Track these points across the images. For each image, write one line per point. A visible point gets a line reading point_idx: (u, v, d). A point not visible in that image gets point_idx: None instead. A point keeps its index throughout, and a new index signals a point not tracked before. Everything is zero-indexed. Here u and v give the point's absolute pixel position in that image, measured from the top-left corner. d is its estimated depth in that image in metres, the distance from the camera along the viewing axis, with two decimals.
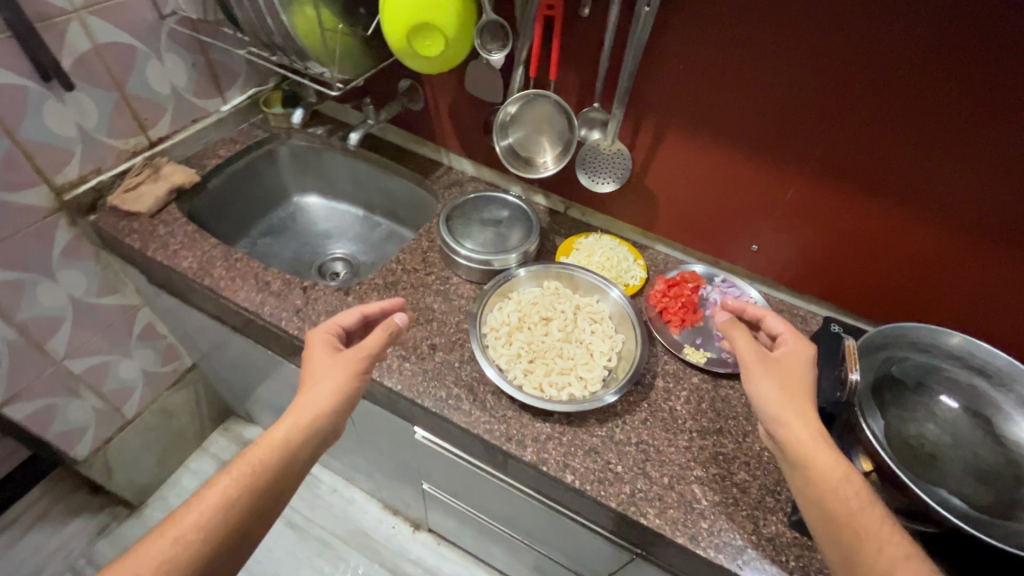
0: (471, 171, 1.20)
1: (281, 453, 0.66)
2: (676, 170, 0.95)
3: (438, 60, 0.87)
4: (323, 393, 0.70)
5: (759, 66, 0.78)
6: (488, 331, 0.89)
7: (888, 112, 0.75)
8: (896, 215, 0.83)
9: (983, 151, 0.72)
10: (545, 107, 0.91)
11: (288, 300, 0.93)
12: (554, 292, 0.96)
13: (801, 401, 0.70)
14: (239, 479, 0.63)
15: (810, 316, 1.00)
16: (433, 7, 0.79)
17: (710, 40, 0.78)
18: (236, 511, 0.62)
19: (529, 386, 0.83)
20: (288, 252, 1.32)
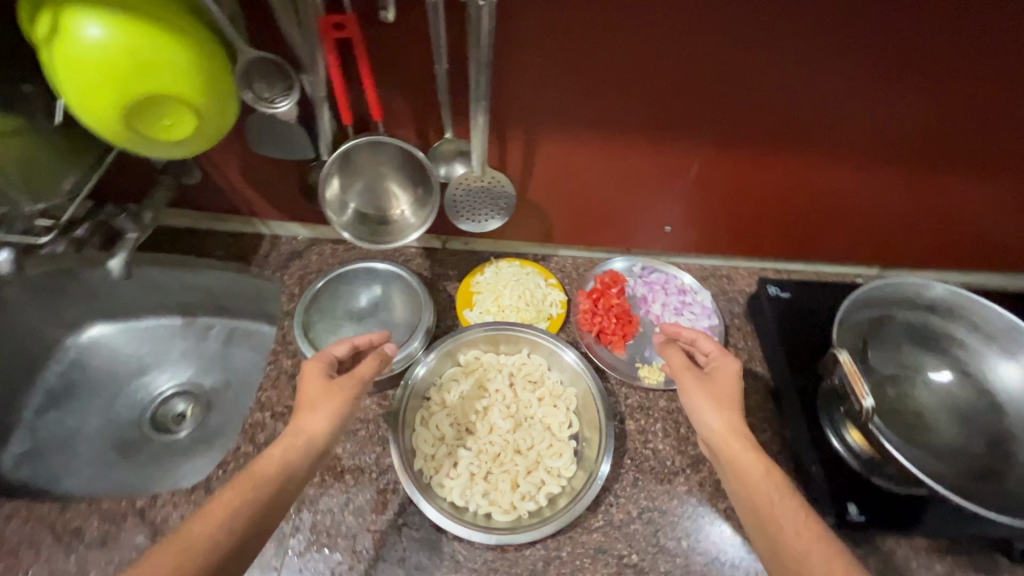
0: (306, 234, 0.91)
1: (279, 477, 0.54)
2: (561, 174, 0.77)
3: (193, 142, 0.57)
4: (317, 416, 0.58)
5: (629, 41, 0.60)
6: (422, 462, 0.69)
7: (786, 62, 0.62)
8: (803, 160, 0.75)
9: (886, 78, 0.63)
10: (372, 153, 0.67)
11: (123, 542, 0.63)
12: (477, 367, 0.77)
13: (729, 411, 0.61)
14: (242, 496, 0.51)
15: (733, 274, 0.93)
16: (140, 69, 0.48)
17: (561, 19, 0.58)
18: (238, 530, 0.49)
19: (499, 514, 0.67)
20: (95, 417, 0.94)
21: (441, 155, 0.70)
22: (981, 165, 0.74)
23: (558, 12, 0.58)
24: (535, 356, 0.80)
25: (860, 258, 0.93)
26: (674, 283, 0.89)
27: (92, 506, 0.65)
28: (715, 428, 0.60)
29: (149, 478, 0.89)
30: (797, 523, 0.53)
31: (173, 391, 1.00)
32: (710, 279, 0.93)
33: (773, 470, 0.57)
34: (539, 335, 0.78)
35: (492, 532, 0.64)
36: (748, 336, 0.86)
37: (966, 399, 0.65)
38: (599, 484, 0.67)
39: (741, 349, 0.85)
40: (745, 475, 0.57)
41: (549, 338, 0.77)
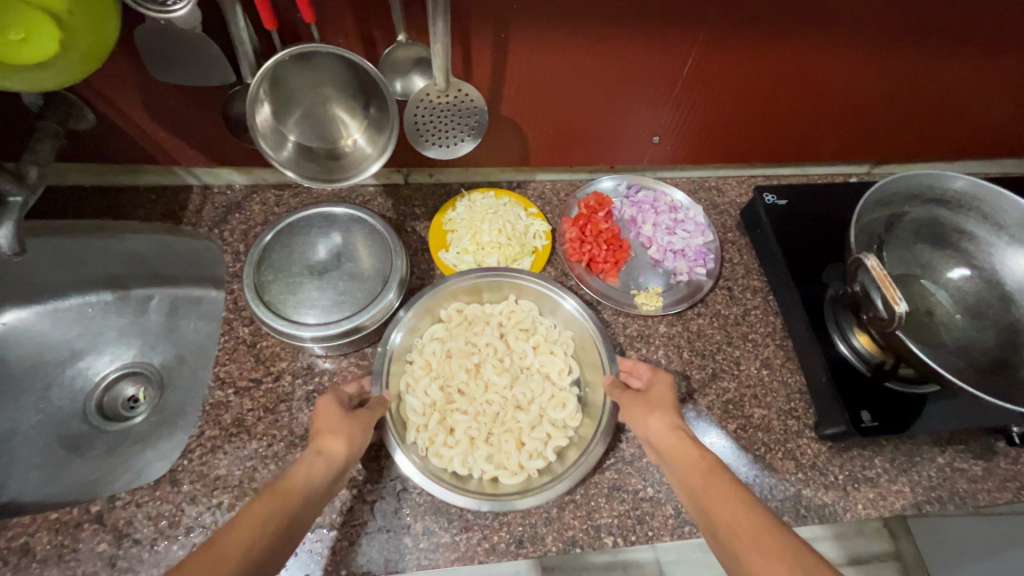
0: (242, 181, 0.78)
1: (304, 496, 0.47)
2: (534, 84, 0.67)
3: (61, 70, 0.43)
4: (339, 440, 0.53)
5: None
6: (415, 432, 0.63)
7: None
8: (806, 49, 0.67)
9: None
10: (309, 67, 0.54)
11: (84, 552, 0.55)
12: (462, 321, 0.71)
13: (666, 412, 0.56)
14: (268, 506, 0.44)
15: (722, 185, 0.87)
16: None
17: None
18: (271, 538, 0.42)
19: (507, 478, 0.61)
20: (29, 414, 0.82)
21: (394, 66, 0.58)
22: (992, 39, 0.67)
23: None
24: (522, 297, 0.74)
25: (850, 156, 0.88)
26: (664, 200, 0.82)
27: (38, 517, 0.56)
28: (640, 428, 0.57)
29: (109, 472, 0.80)
30: (726, 497, 0.47)
31: (118, 374, 0.89)
32: (699, 193, 0.86)
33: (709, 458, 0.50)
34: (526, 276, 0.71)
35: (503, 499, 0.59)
36: (743, 250, 0.81)
37: (975, 291, 0.63)
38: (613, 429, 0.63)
39: (737, 265, 0.80)
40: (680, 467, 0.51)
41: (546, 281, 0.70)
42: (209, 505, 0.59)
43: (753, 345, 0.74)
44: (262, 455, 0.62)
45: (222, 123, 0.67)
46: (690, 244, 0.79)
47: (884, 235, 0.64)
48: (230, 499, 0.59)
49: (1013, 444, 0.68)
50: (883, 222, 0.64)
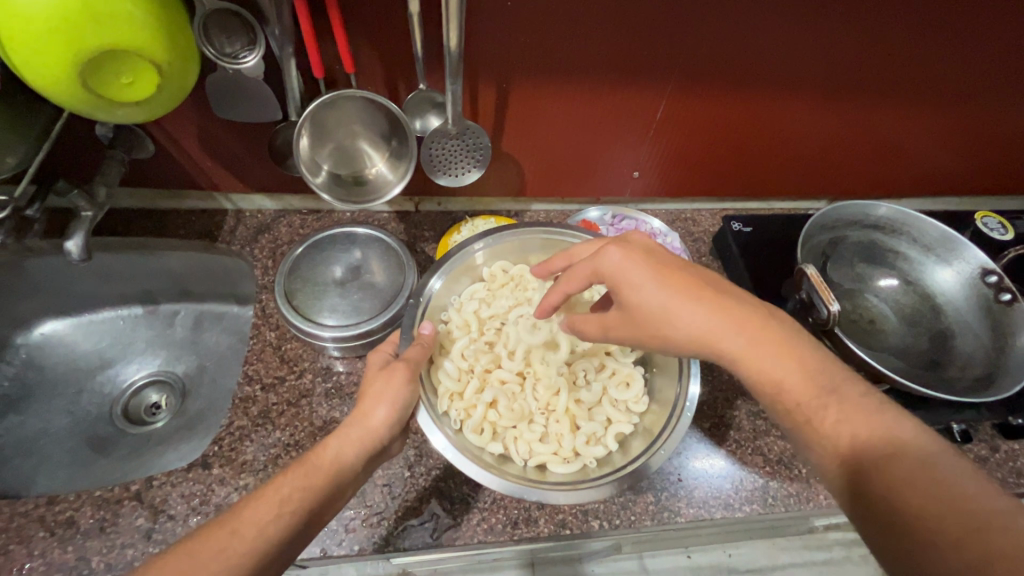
0: (272, 206, 0.89)
1: (337, 470, 0.54)
2: (531, 124, 0.79)
3: (155, 104, 0.54)
4: (379, 409, 0.58)
5: None
6: (449, 400, 0.68)
7: (741, 9, 0.65)
8: (759, 101, 0.79)
9: (834, 16, 0.67)
10: (341, 107, 0.65)
11: (123, 524, 0.62)
12: (506, 279, 0.78)
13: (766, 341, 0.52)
14: (294, 484, 0.51)
15: (696, 216, 0.99)
16: (97, 25, 0.45)
17: None
18: (303, 509, 0.50)
19: (559, 466, 0.66)
20: (61, 416, 0.89)
21: (415, 110, 0.70)
22: (914, 95, 0.80)
23: None
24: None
25: (808, 192, 1.00)
26: (644, 228, 0.93)
27: (83, 495, 0.63)
28: (695, 327, 0.53)
29: (132, 470, 0.86)
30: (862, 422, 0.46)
31: (144, 382, 0.96)
32: (675, 222, 0.97)
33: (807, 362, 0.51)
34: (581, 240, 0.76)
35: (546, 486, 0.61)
36: (715, 272, 0.92)
37: (910, 303, 0.73)
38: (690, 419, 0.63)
39: None
40: (779, 384, 0.50)
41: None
42: (236, 486, 0.65)
43: None
44: (283, 444, 0.69)
45: (262, 156, 0.78)
46: None
47: (837, 254, 0.75)
48: (255, 480, 0.66)
49: (956, 443, 0.76)
50: (839, 239, 0.75)
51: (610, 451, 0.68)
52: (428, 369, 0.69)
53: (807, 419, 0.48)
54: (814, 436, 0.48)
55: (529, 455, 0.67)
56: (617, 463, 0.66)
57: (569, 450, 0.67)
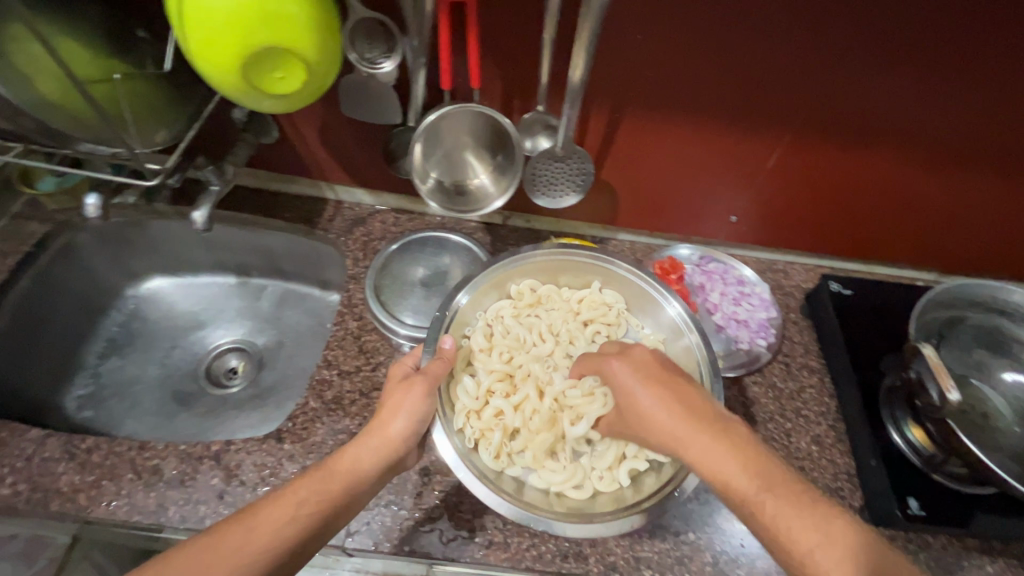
0: (370, 201, 0.92)
1: (351, 475, 0.55)
2: (631, 157, 0.78)
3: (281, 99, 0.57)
4: (397, 420, 0.59)
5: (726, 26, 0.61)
6: (465, 418, 0.68)
7: (842, 52, 0.62)
8: (839, 158, 0.75)
9: (943, 71, 0.63)
10: (454, 118, 0.68)
11: (198, 481, 0.65)
12: (531, 299, 0.78)
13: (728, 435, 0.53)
14: (311, 488, 0.52)
15: (789, 269, 0.93)
16: (268, 23, 0.49)
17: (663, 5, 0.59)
18: (321, 516, 0.51)
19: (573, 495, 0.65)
20: (153, 366, 0.97)
21: (529, 131, 0.71)
22: None
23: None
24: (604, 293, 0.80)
25: (920, 262, 0.92)
26: (733, 274, 0.89)
27: (169, 447, 0.67)
28: (667, 427, 0.54)
29: (207, 429, 0.91)
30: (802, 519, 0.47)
31: (228, 347, 1.02)
32: (766, 272, 0.93)
33: (752, 457, 0.51)
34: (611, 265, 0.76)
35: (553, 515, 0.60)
36: (804, 331, 0.86)
37: None
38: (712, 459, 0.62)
39: (797, 343, 0.85)
40: (726, 479, 0.51)
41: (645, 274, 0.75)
42: (303, 464, 0.68)
43: (805, 421, 0.78)
44: (351, 433, 0.71)
45: (372, 152, 0.82)
46: (753, 316, 0.85)
47: (953, 338, 0.69)
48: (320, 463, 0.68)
49: None
50: (959, 325, 0.70)
51: (621, 486, 0.67)
52: (447, 382, 0.70)
53: (755, 515, 0.49)
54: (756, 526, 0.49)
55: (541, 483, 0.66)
56: (630, 499, 0.65)
57: (581, 476, 0.67)
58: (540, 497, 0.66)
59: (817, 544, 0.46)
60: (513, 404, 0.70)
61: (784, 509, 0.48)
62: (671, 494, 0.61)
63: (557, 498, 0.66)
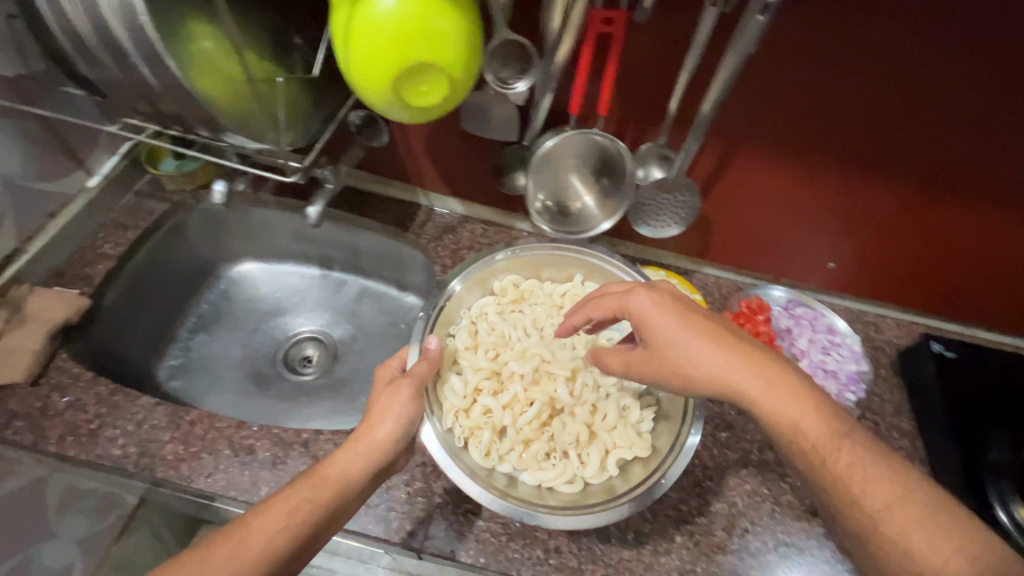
0: (460, 210, 0.94)
1: (342, 486, 0.54)
2: (732, 194, 0.77)
3: (397, 108, 0.57)
4: (385, 424, 0.59)
5: (843, 77, 0.61)
6: (452, 419, 0.67)
7: (926, 81, 0.60)
8: (885, 185, 0.71)
9: (1010, 91, 0.59)
10: (564, 145, 0.68)
11: (289, 466, 0.68)
12: (515, 293, 0.77)
13: (782, 380, 0.53)
14: (302, 496, 0.52)
15: (883, 322, 0.90)
16: (423, 40, 0.52)
17: (784, 55, 0.60)
18: (312, 525, 0.51)
19: (565, 487, 0.65)
20: (237, 346, 1.00)
21: (642, 160, 0.71)
22: None
23: (787, 47, 0.60)
24: (586, 285, 0.78)
25: None
26: (823, 322, 0.86)
27: (263, 429, 0.70)
28: (717, 367, 0.54)
29: (282, 414, 0.94)
30: (869, 486, 0.48)
31: (307, 335, 1.05)
32: (858, 323, 0.89)
33: (820, 406, 0.53)
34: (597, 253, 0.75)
35: (546, 510, 0.61)
36: (896, 389, 0.83)
37: None
38: (692, 451, 0.63)
39: (888, 401, 0.82)
40: (796, 429, 0.51)
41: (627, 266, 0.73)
42: None
43: None
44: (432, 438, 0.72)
45: (474, 164, 0.83)
46: (842, 368, 0.81)
47: None
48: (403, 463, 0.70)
49: None
50: None
51: (610, 477, 0.66)
52: (434, 383, 0.70)
53: (822, 461, 0.50)
54: (822, 476, 0.50)
55: (531, 477, 0.65)
56: (619, 489, 0.65)
57: (572, 470, 0.66)
58: (531, 492, 0.65)
59: (896, 497, 0.48)
60: (501, 403, 0.69)
61: (858, 457, 0.50)
62: (660, 481, 0.63)
63: (548, 492, 0.65)
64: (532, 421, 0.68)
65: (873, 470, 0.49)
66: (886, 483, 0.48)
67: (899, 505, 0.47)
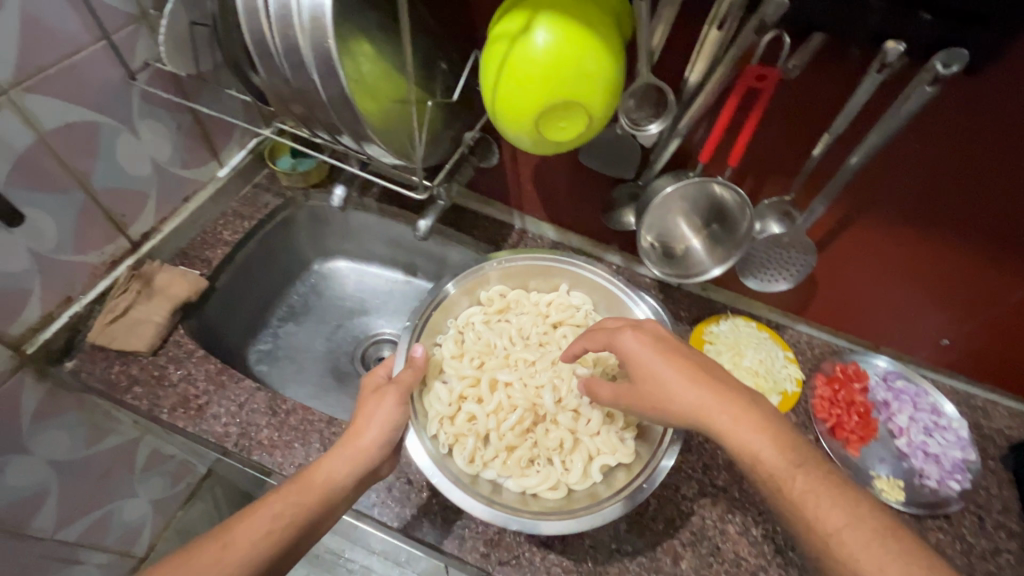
0: (552, 236, 0.95)
1: (326, 492, 0.55)
2: (846, 258, 0.74)
3: (532, 141, 0.59)
4: (370, 431, 0.59)
5: (1004, 159, 0.56)
6: (438, 427, 0.69)
7: None
8: (976, 266, 0.67)
9: None
10: (682, 190, 0.67)
11: None
12: (500, 304, 0.80)
13: (752, 411, 0.53)
14: (286, 501, 0.52)
15: (994, 410, 0.83)
16: (569, 78, 0.53)
17: (944, 127, 0.56)
18: (294, 530, 0.51)
19: (549, 492, 0.66)
20: (320, 340, 1.03)
21: (760, 214, 0.70)
22: None
23: (949, 119, 0.55)
24: (571, 296, 0.82)
25: None
26: (925, 400, 0.80)
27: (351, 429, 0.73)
28: (693, 401, 0.55)
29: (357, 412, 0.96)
30: (825, 510, 0.46)
31: (386, 336, 1.07)
32: (964, 407, 0.83)
33: (780, 433, 0.51)
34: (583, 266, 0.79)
35: (531, 515, 0.62)
36: (1004, 485, 0.77)
37: None
38: (666, 464, 0.64)
39: (994, 497, 0.76)
40: (756, 458, 0.50)
41: (611, 277, 0.77)
42: None
43: None
44: None
45: (579, 195, 0.84)
46: (946, 453, 0.76)
47: None
48: None
49: None
50: None
51: (594, 483, 0.67)
52: (420, 392, 0.72)
53: (779, 489, 0.48)
54: (785, 505, 0.48)
55: (516, 483, 0.67)
56: (602, 494, 0.66)
57: (556, 476, 0.67)
58: (516, 498, 0.66)
59: (845, 523, 0.45)
60: (485, 410, 0.71)
61: (815, 485, 0.47)
62: (642, 486, 0.63)
63: (533, 499, 0.67)
64: (516, 426, 0.70)
65: (833, 496, 0.46)
66: (847, 506, 0.46)
67: (862, 539, 0.44)
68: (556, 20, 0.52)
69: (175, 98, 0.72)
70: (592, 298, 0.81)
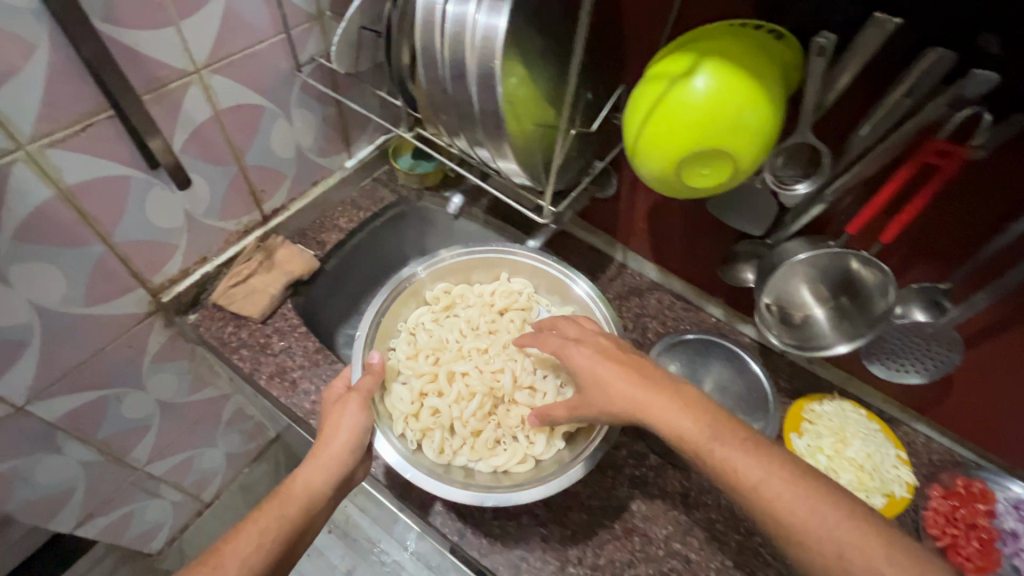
0: (652, 275, 0.92)
1: (307, 500, 0.55)
2: (1000, 366, 0.65)
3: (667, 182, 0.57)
4: (339, 436, 0.58)
5: None
6: (404, 426, 0.69)
7: None
8: None
9: None
10: (814, 260, 0.63)
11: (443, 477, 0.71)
12: (446, 300, 0.81)
13: (677, 395, 0.53)
14: (267, 517, 0.53)
15: None
16: (725, 127, 0.51)
17: None
18: (275, 547, 0.52)
19: (521, 466, 0.68)
20: None
21: (902, 298, 0.63)
22: None
23: None
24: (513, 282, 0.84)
25: None
26: None
27: None
28: (625, 395, 0.55)
29: None
30: (742, 471, 0.46)
31: None
32: None
33: (706, 409, 0.51)
34: (521, 252, 0.81)
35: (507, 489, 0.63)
36: None
37: None
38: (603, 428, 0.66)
39: None
40: (683, 435, 0.50)
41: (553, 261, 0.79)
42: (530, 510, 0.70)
43: None
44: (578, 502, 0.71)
45: (694, 240, 0.81)
46: None
47: None
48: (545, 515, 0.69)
49: None
50: None
51: (558, 451, 0.70)
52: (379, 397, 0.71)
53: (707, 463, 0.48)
54: (719, 477, 0.47)
55: (490, 463, 0.69)
56: (565, 457, 0.68)
57: (522, 450, 0.69)
58: (488, 478, 0.68)
59: (773, 479, 0.45)
60: (449, 401, 0.72)
61: (735, 451, 0.47)
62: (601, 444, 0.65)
63: (505, 475, 0.69)
64: (480, 408, 0.72)
65: (756, 458, 0.46)
66: (772, 463, 0.46)
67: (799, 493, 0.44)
68: (724, 68, 0.51)
69: (330, 92, 0.77)
70: (534, 281, 0.83)
